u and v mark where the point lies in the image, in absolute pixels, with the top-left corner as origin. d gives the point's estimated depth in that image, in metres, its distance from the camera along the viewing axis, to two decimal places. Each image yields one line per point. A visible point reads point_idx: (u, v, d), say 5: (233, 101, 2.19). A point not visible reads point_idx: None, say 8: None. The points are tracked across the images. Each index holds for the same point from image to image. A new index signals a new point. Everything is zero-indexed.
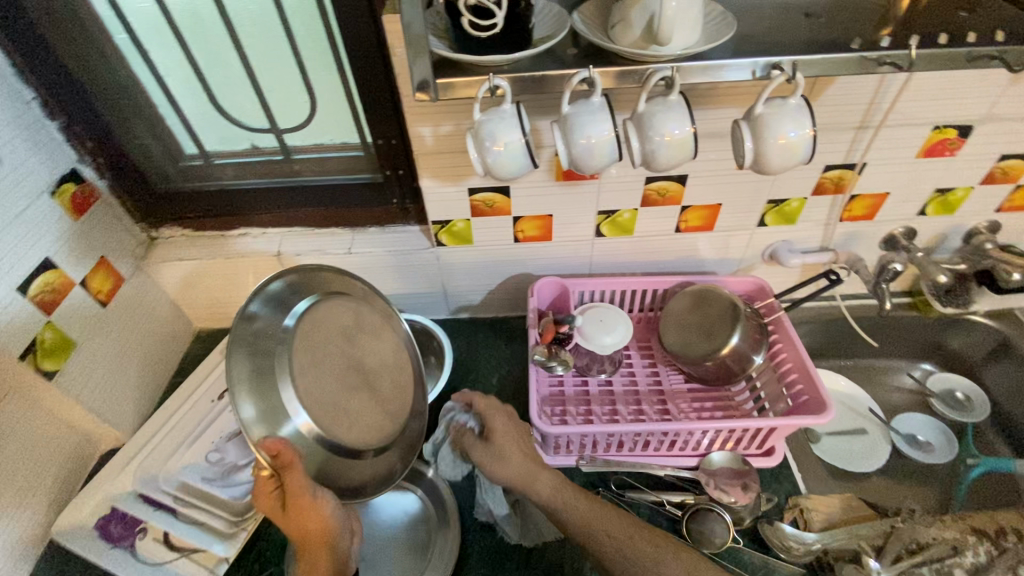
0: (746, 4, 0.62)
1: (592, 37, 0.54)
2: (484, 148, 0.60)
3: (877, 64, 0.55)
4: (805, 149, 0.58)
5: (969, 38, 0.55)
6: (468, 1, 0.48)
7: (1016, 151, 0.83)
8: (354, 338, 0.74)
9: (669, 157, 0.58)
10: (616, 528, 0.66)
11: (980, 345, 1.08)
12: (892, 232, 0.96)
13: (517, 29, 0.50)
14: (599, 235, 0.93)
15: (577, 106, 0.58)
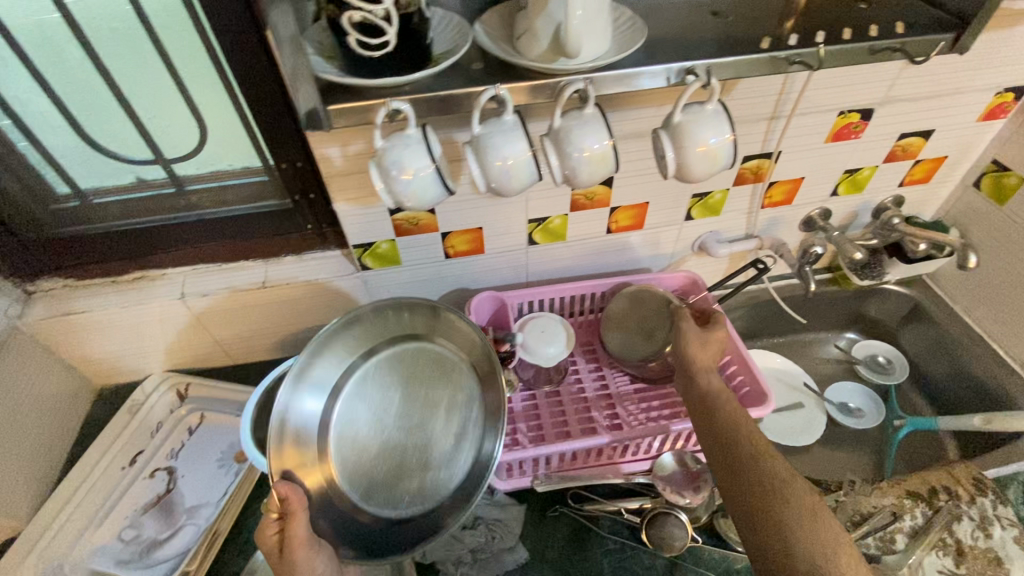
0: (651, 4, 0.61)
1: (499, 51, 0.50)
2: (391, 179, 0.50)
3: (786, 63, 0.54)
4: (725, 159, 0.57)
5: (869, 32, 0.56)
6: (352, 18, 0.43)
7: (912, 130, 0.88)
8: (438, 385, 0.75)
9: (592, 172, 0.54)
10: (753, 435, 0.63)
11: (896, 311, 1.14)
12: (810, 214, 0.99)
13: (409, 46, 0.46)
14: (531, 243, 0.90)
15: (489, 125, 0.52)
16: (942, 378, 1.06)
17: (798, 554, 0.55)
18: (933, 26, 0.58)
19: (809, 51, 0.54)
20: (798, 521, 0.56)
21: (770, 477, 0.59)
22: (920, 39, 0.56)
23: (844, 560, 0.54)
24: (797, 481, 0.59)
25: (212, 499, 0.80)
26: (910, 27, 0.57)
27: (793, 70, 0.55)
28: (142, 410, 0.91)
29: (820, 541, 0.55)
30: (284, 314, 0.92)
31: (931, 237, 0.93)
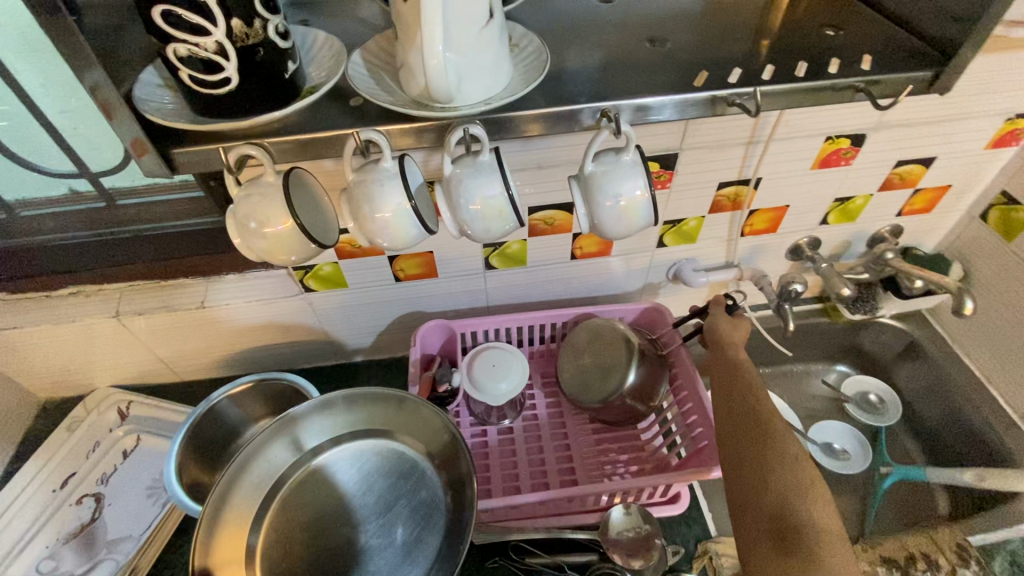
0: (592, 25, 0.54)
1: (371, 90, 0.43)
2: (246, 232, 0.43)
3: (726, 105, 0.48)
4: (643, 217, 0.51)
5: (832, 67, 0.49)
6: (179, 53, 0.37)
7: (910, 157, 0.79)
8: (396, 485, 0.68)
9: (488, 229, 0.46)
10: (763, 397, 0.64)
11: (892, 346, 1.06)
12: (798, 242, 0.91)
13: (258, 81, 0.40)
14: (489, 268, 0.83)
15: (364, 171, 0.44)
16: (936, 423, 0.98)
17: (770, 486, 0.54)
18: (911, 59, 0.50)
19: (751, 92, 0.47)
20: (779, 459, 0.56)
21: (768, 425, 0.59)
22: (887, 78, 0.48)
23: (819, 503, 0.52)
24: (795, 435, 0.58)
25: (136, 531, 0.77)
26: (882, 61, 0.50)
27: (733, 112, 0.48)
28: (80, 428, 0.87)
29: (795, 480, 0.54)
30: (227, 334, 0.87)
31: (927, 276, 0.85)
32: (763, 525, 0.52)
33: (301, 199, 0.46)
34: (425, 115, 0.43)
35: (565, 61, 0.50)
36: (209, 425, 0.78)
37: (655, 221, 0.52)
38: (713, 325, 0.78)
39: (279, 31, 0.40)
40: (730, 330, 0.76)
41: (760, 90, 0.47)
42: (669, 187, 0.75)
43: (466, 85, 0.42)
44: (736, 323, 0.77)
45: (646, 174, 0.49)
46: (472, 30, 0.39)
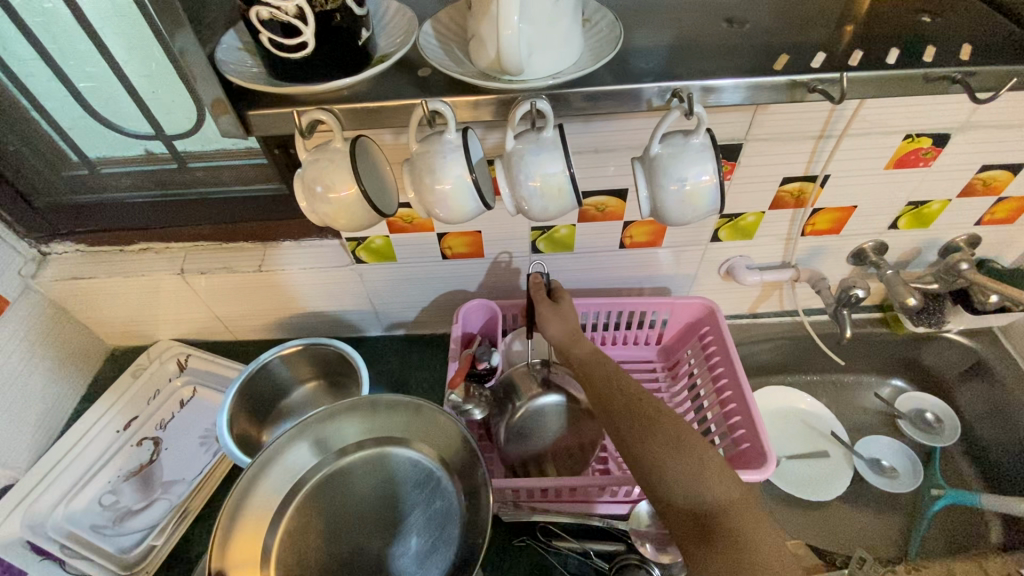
0: (662, 5, 0.53)
1: (441, 60, 0.44)
2: (311, 196, 0.45)
3: (806, 91, 0.45)
4: (709, 203, 0.49)
5: (926, 55, 0.45)
6: (260, 15, 0.38)
7: (999, 161, 0.74)
8: (410, 494, 0.68)
9: (546, 208, 0.46)
10: (624, 386, 0.63)
11: (955, 363, 1.00)
12: (862, 246, 0.86)
13: (331, 48, 0.41)
14: (535, 252, 0.83)
15: (429, 142, 0.45)
16: (999, 448, 0.92)
17: (674, 480, 0.53)
18: (1017, 50, 0.46)
19: (834, 77, 0.44)
20: (670, 448, 0.55)
21: (641, 415, 0.59)
22: (988, 70, 0.45)
23: (720, 478, 0.53)
24: (667, 412, 0.59)
25: (188, 475, 0.82)
26: (981, 51, 0.46)
27: (812, 99, 0.46)
28: (143, 375, 0.93)
29: (691, 461, 0.54)
30: (280, 298, 0.91)
31: (1004, 290, 0.79)
32: (689, 524, 0.51)
33: (367, 167, 0.46)
34: (493, 86, 0.43)
35: (635, 40, 0.49)
36: (262, 383, 0.82)
37: (721, 209, 0.51)
38: (555, 316, 0.75)
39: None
40: (561, 321, 0.75)
41: (844, 76, 0.44)
42: (729, 179, 0.73)
43: (536, 57, 0.41)
44: (564, 311, 0.76)
45: (717, 158, 0.47)
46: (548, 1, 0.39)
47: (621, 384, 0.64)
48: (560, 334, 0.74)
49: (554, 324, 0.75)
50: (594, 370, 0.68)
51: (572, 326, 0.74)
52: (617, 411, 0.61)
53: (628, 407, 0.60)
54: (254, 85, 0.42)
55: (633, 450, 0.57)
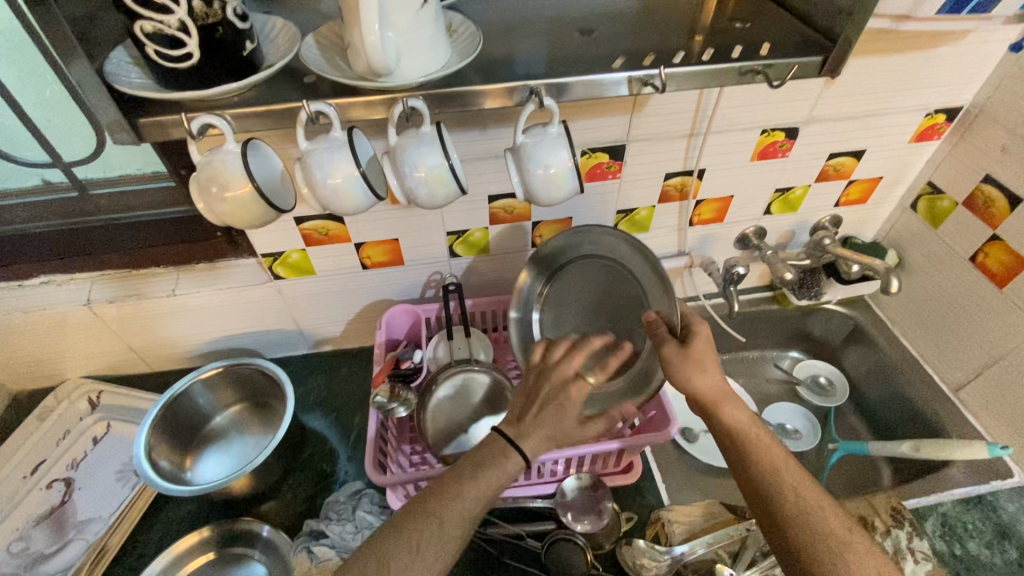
0: (533, 22, 0.60)
1: (319, 68, 0.47)
2: (208, 196, 0.46)
3: (643, 85, 0.53)
4: (571, 185, 0.56)
5: (735, 52, 0.54)
6: (143, 28, 0.41)
7: (842, 149, 0.86)
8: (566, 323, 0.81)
9: (430, 194, 0.50)
10: (803, 487, 0.59)
11: (839, 331, 1.12)
12: (744, 231, 0.97)
13: (218, 58, 0.44)
14: (453, 255, 0.87)
15: (317, 141, 0.48)
16: (879, 401, 1.04)
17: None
18: (805, 46, 0.56)
19: (660, 72, 0.52)
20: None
21: (831, 539, 0.55)
22: (784, 62, 0.54)
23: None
24: (858, 533, 0.56)
25: (105, 513, 0.79)
26: (778, 50, 0.55)
27: (647, 93, 0.53)
28: (51, 416, 0.88)
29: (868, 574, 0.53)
30: (198, 322, 0.90)
31: (861, 260, 0.91)
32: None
33: (263, 171, 0.49)
34: (369, 87, 0.46)
35: (509, 50, 0.55)
36: (182, 408, 0.80)
37: (581, 188, 0.57)
38: (694, 359, 0.64)
39: (238, 15, 0.44)
40: (698, 375, 0.64)
41: (667, 72, 0.52)
42: (619, 177, 0.81)
43: (406, 61, 0.46)
44: (698, 355, 0.64)
45: (572, 145, 0.54)
46: (408, 10, 0.43)
47: (797, 485, 0.59)
48: (708, 388, 0.64)
49: (694, 373, 0.64)
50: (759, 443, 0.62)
51: (714, 379, 0.64)
52: (801, 527, 0.56)
53: (807, 526, 0.56)
54: (140, 92, 0.44)
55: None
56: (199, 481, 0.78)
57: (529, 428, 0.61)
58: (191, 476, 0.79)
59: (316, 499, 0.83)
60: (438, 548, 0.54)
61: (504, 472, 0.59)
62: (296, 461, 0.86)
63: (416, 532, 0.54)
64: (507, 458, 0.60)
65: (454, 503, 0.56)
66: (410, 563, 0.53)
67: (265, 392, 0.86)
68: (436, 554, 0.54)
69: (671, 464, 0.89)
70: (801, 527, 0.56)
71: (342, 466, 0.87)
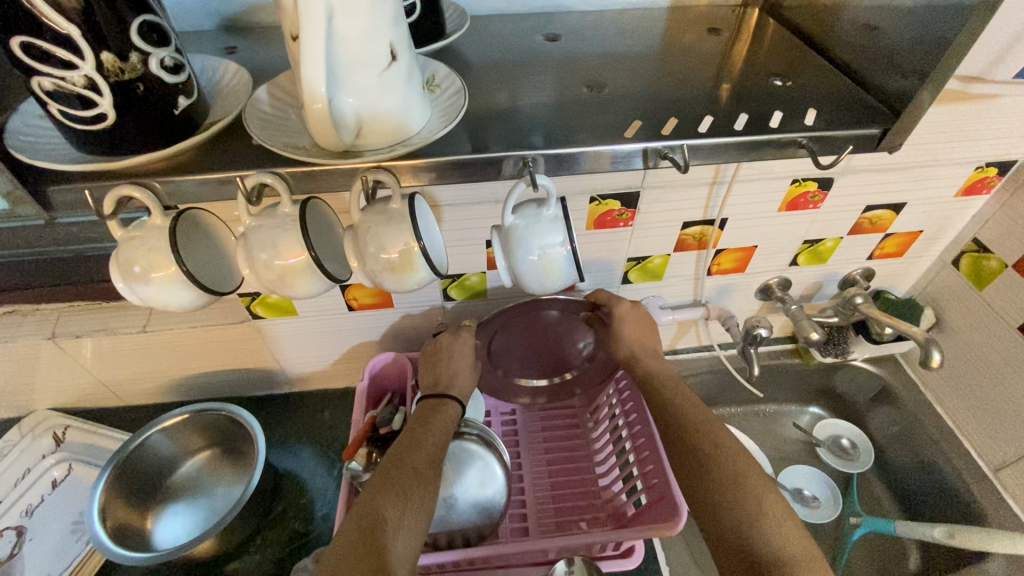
0: (540, 63, 0.53)
1: (257, 135, 0.43)
2: (132, 275, 0.44)
3: (659, 156, 0.46)
4: (565, 271, 0.51)
5: (775, 120, 0.48)
6: (44, 87, 0.37)
7: (881, 202, 0.78)
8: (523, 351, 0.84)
9: (399, 279, 0.46)
10: (685, 413, 0.64)
11: (865, 389, 1.03)
12: (767, 282, 0.89)
13: (138, 117, 0.40)
14: (447, 300, 0.80)
15: (263, 216, 0.45)
16: (908, 473, 0.95)
17: (732, 528, 0.54)
18: (859, 114, 0.50)
19: (681, 146, 0.46)
20: (731, 487, 0.55)
21: (698, 453, 0.59)
22: (831, 135, 0.48)
23: (756, 492, 0.55)
24: (726, 447, 0.59)
25: (55, 571, 0.72)
26: (827, 117, 0.49)
27: (666, 164, 0.47)
28: (11, 453, 0.82)
29: (729, 477, 0.56)
30: (172, 359, 0.83)
31: (895, 323, 0.83)
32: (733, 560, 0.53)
33: (198, 245, 0.47)
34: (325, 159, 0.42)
35: (507, 100, 0.49)
36: (139, 460, 0.74)
37: (579, 276, 0.53)
38: (614, 332, 0.74)
39: (166, 66, 0.40)
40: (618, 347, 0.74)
41: (690, 145, 0.46)
42: (632, 225, 0.74)
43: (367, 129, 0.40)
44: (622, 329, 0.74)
45: (567, 230, 0.49)
46: (370, 73, 0.37)
47: (679, 412, 0.64)
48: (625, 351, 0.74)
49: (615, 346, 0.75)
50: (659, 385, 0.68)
51: (631, 344, 0.74)
52: (675, 449, 0.61)
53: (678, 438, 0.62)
54: (53, 163, 0.41)
55: (693, 485, 0.58)
56: (157, 543, 0.72)
57: (449, 382, 0.72)
58: (148, 538, 0.72)
59: (286, 563, 0.76)
60: (425, 485, 0.58)
61: (446, 418, 0.68)
62: (268, 516, 0.79)
63: (401, 479, 0.57)
64: (444, 406, 0.69)
65: (422, 448, 0.62)
66: (407, 505, 0.55)
67: (231, 438, 0.80)
68: (422, 495, 0.56)
69: (675, 541, 0.80)
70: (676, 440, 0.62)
71: (317, 526, 0.80)
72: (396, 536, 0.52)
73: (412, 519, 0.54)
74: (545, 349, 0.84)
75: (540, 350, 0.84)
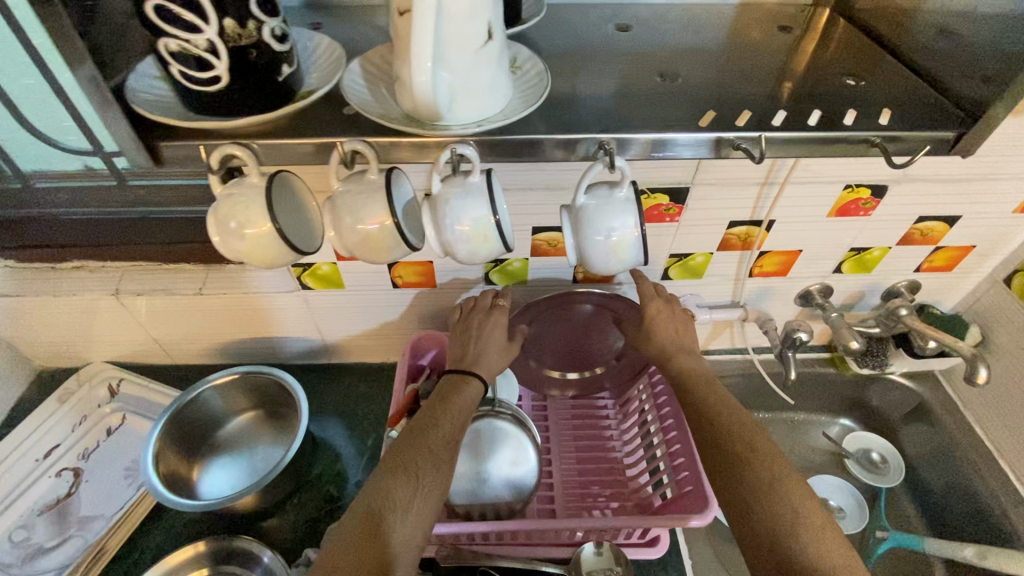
0: (607, 53, 0.55)
1: (354, 102, 0.46)
2: (227, 228, 0.46)
3: (730, 146, 0.47)
4: (631, 255, 0.52)
5: (847, 117, 0.48)
6: (171, 48, 0.40)
7: (934, 213, 0.77)
8: (556, 345, 0.86)
9: (471, 250, 0.48)
10: (720, 414, 0.63)
11: (901, 404, 1.02)
12: (808, 288, 0.88)
13: (246, 81, 0.43)
14: (487, 284, 0.82)
15: (351, 184, 0.47)
16: (941, 492, 0.93)
17: (768, 535, 0.53)
18: (929, 116, 0.50)
19: (755, 137, 0.46)
20: (767, 498, 0.55)
21: (732, 452, 0.59)
22: (905, 137, 0.48)
23: (792, 495, 0.55)
24: (762, 449, 0.59)
25: (108, 512, 0.77)
26: (901, 118, 0.49)
27: (737, 154, 0.48)
28: (70, 400, 0.88)
29: (767, 478, 0.56)
30: (222, 322, 0.87)
31: (941, 336, 0.81)
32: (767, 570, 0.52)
33: (287, 207, 0.49)
34: (416, 130, 0.44)
35: (574, 88, 0.51)
36: (192, 414, 0.78)
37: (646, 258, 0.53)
38: (648, 332, 0.75)
39: (275, 35, 0.42)
40: (652, 343, 0.74)
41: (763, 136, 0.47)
42: (678, 221, 0.74)
43: (458, 105, 0.43)
44: (656, 324, 0.75)
45: (639, 212, 0.50)
46: (469, 49, 0.40)
47: (714, 412, 0.64)
48: (660, 346, 0.74)
49: (649, 341, 0.75)
50: (694, 385, 0.68)
51: (662, 343, 0.74)
52: (709, 448, 0.61)
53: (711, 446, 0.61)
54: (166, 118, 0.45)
55: (726, 487, 0.58)
56: (203, 494, 0.76)
57: (475, 359, 0.72)
58: (196, 488, 0.76)
59: (319, 523, 0.79)
60: (436, 467, 0.58)
61: (466, 396, 0.68)
62: (304, 478, 0.83)
63: (411, 461, 0.58)
64: (466, 383, 0.69)
65: (436, 431, 0.62)
66: (416, 491, 0.56)
67: (276, 402, 0.83)
68: (432, 477, 0.58)
69: (698, 538, 0.81)
70: (710, 449, 0.61)
71: (349, 491, 0.83)
72: (407, 519, 0.54)
73: (420, 500, 0.56)
74: (578, 344, 0.86)
75: (574, 344, 0.86)
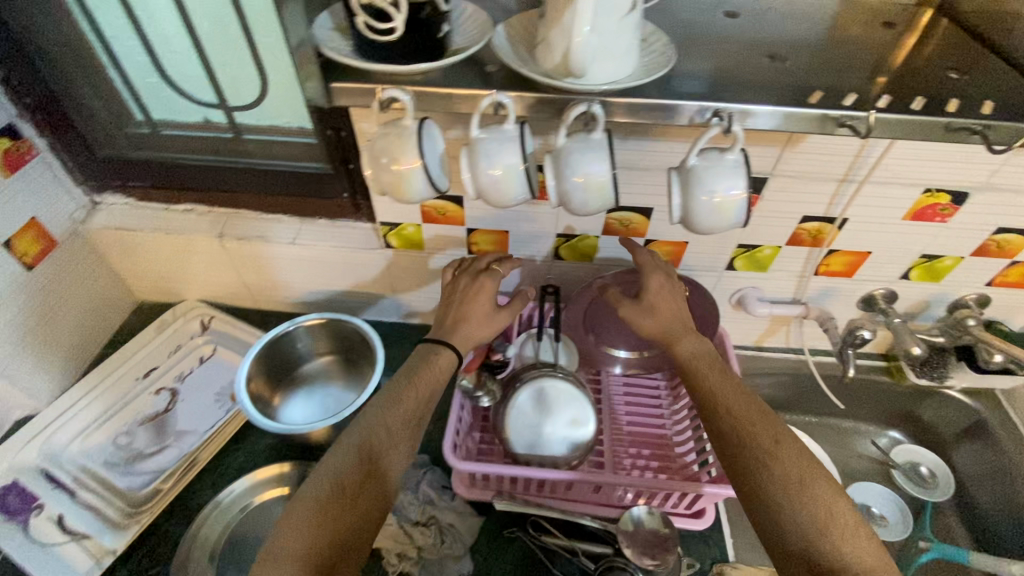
0: (710, 40, 0.58)
1: (506, 55, 0.53)
2: (380, 164, 0.53)
3: (837, 125, 0.50)
4: (737, 215, 0.55)
5: (951, 106, 0.50)
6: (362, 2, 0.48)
7: (1015, 225, 0.77)
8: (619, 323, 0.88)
9: (586, 201, 0.54)
10: (736, 409, 0.61)
11: (956, 421, 1.01)
12: (872, 292, 0.89)
13: (414, 35, 0.50)
14: (557, 258, 0.86)
15: (489, 131, 0.53)
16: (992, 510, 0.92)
17: (796, 538, 0.53)
18: None
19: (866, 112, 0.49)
20: (792, 498, 0.54)
21: (754, 451, 0.58)
22: (1010, 126, 0.49)
23: (817, 495, 0.54)
24: (785, 445, 0.58)
25: (199, 428, 0.86)
26: (1005, 109, 0.50)
27: (843, 132, 0.51)
28: (167, 329, 0.97)
29: (791, 477, 0.55)
30: (309, 273, 0.95)
31: (1010, 349, 0.80)
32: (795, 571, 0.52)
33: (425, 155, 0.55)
34: (554, 85, 0.51)
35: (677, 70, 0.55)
36: (281, 349, 0.86)
37: (746, 221, 0.57)
38: (651, 311, 0.72)
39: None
40: (654, 321, 0.71)
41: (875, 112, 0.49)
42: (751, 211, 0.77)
43: (596, 65, 0.50)
44: (654, 304, 0.72)
45: (748, 176, 0.54)
46: (615, 15, 0.47)
47: (731, 406, 0.62)
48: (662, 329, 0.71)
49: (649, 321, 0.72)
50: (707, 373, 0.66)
51: (668, 321, 0.71)
52: (729, 444, 0.60)
53: (732, 442, 0.59)
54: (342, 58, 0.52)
55: (750, 488, 0.57)
56: (283, 420, 0.83)
57: (452, 326, 0.72)
58: (278, 415, 0.84)
59: None
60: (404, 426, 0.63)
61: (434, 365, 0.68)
62: None
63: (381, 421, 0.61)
64: (437, 355, 0.70)
65: (400, 405, 0.64)
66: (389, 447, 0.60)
67: (352, 350, 0.90)
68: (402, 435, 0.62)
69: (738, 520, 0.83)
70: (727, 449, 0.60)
71: None
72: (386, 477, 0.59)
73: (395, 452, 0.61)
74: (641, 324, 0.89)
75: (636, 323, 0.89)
